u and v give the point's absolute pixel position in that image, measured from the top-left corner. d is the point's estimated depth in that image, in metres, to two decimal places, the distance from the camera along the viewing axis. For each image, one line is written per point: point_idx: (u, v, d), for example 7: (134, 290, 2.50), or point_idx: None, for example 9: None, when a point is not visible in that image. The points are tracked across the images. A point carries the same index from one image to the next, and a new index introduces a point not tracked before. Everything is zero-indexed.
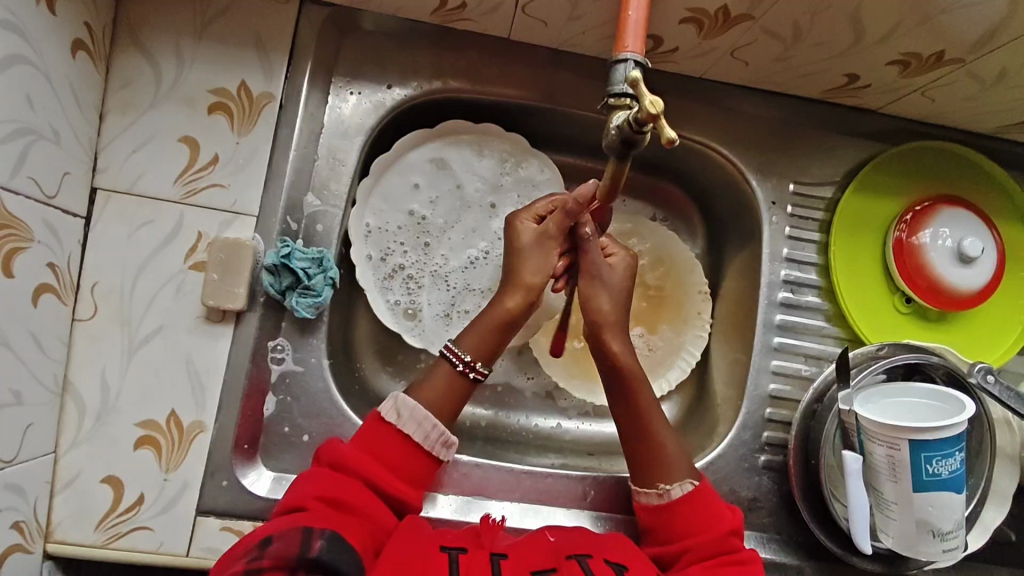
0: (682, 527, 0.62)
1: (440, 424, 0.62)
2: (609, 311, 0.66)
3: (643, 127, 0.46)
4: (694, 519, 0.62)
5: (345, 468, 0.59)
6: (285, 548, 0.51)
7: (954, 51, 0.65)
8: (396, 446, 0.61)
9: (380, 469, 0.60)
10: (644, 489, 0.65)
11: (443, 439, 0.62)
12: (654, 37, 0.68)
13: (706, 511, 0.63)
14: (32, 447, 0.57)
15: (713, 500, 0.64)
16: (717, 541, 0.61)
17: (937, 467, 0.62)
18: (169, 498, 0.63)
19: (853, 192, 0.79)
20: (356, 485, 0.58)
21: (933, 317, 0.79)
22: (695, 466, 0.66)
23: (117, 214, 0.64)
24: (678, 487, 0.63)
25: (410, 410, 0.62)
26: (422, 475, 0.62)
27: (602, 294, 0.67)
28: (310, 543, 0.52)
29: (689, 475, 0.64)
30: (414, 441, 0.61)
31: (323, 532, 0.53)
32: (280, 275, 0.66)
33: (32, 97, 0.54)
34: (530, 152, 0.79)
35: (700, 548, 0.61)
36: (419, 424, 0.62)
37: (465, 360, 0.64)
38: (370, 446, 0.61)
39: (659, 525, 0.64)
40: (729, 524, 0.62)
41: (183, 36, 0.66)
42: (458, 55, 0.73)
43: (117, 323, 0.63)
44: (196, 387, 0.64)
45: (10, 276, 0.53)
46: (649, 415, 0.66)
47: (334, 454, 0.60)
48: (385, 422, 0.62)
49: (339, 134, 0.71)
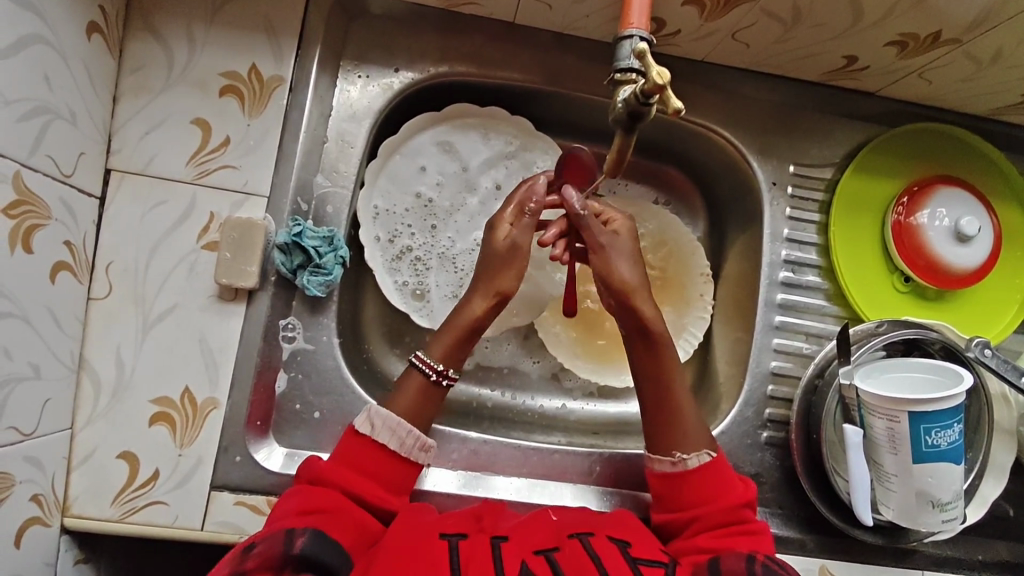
0: (690, 498, 0.64)
1: (415, 431, 0.63)
2: (629, 280, 0.65)
3: (649, 99, 0.48)
4: (704, 490, 0.63)
5: (324, 481, 0.60)
6: (270, 548, 0.52)
7: (949, 31, 0.67)
8: (375, 457, 0.62)
9: (361, 479, 0.61)
10: (659, 457, 0.66)
11: (420, 444, 0.63)
12: (657, 19, 0.69)
13: (716, 481, 0.64)
14: (50, 422, 0.58)
15: (726, 471, 0.65)
16: (728, 511, 0.62)
17: (936, 438, 0.64)
18: (184, 473, 0.64)
19: (853, 174, 0.80)
20: (337, 494, 0.59)
21: (931, 295, 0.81)
22: (712, 437, 0.67)
23: (130, 195, 0.65)
24: (694, 457, 0.64)
25: (383, 419, 0.62)
26: (403, 481, 0.63)
27: (615, 263, 0.65)
28: (293, 540, 0.53)
29: (707, 446, 0.65)
30: (391, 450, 0.62)
31: (304, 530, 0.54)
32: (291, 254, 0.68)
33: (50, 77, 0.55)
34: (535, 135, 0.80)
35: (709, 518, 0.62)
36: (394, 432, 0.62)
37: (437, 370, 0.65)
38: (349, 459, 0.62)
39: (664, 498, 0.65)
40: (741, 497, 0.63)
41: (194, 21, 0.67)
42: (465, 39, 0.74)
43: (131, 301, 0.64)
44: (210, 364, 0.65)
45: (30, 252, 0.54)
46: (676, 382, 0.67)
47: (311, 471, 0.61)
48: (362, 436, 0.62)
49: (348, 117, 0.72)
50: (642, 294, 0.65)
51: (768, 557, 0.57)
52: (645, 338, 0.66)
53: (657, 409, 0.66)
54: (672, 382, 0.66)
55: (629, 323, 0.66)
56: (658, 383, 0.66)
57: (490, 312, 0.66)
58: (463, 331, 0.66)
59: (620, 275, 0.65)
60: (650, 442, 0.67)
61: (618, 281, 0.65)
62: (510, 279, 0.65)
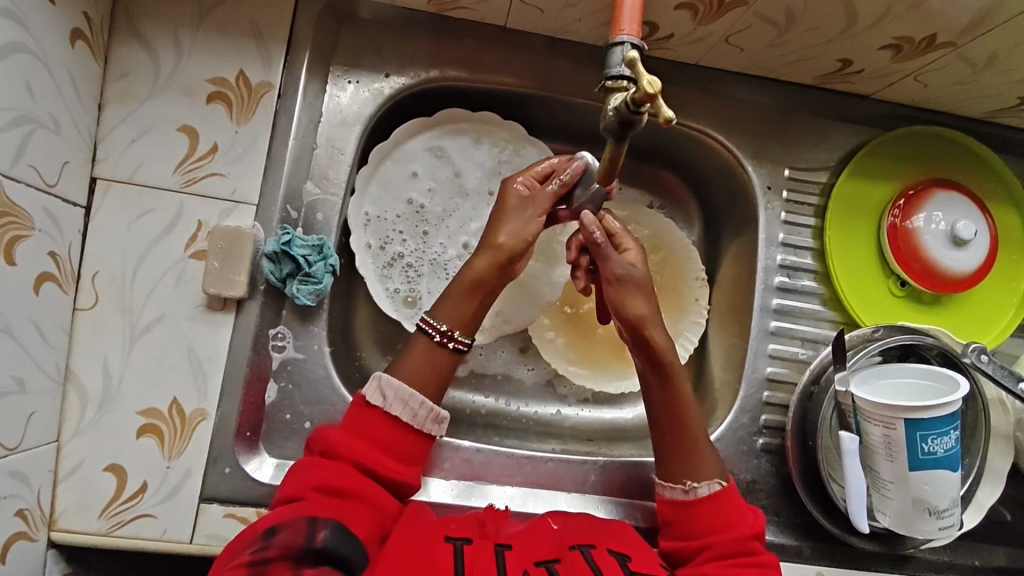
0: (702, 525, 0.63)
1: (425, 401, 0.61)
2: (644, 313, 0.63)
3: (640, 108, 0.47)
4: (716, 519, 0.63)
5: (336, 454, 0.59)
6: (291, 538, 0.51)
7: (945, 35, 0.66)
8: (386, 427, 0.60)
9: (373, 451, 0.59)
10: (670, 483, 0.65)
11: (432, 415, 0.61)
12: (650, 23, 0.68)
13: (726, 511, 0.63)
14: (35, 435, 0.57)
15: (737, 501, 0.64)
16: (738, 542, 0.61)
17: (932, 445, 0.63)
18: (173, 486, 0.63)
19: (849, 177, 0.80)
20: (350, 470, 0.58)
21: (927, 300, 0.80)
22: (724, 467, 0.66)
23: (116, 204, 0.64)
24: (706, 486, 0.63)
25: (394, 391, 0.60)
26: (415, 453, 0.61)
27: (633, 296, 0.63)
28: (314, 533, 0.52)
29: (718, 475, 0.65)
30: (401, 420, 0.60)
31: (326, 522, 0.53)
32: (280, 262, 0.67)
33: (32, 85, 0.54)
34: (528, 140, 0.79)
35: (721, 548, 0.61)
36: (405, 404, 0.60)
37: (441, 331, 0.62)
38: (359, 428, 0.60)
39: (675, 524, 0.64)
40: (751, 527, 0.62)
41: (180, 26, 0.66)
42: (456, 43, 0.73)
43: (118, 312, 0.63)
44: (198, 375, 0.64)
45: (12, 264, 0.53)
46: (691, 421, 0.66)
47: (324, 444, 0.59)
48: (370, 405, 0.60)
49: (338, 123, 0.71)
50: (654, 326, 0.64)
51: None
52: (657, 370, 0.65)
53: (671, 442, 0.65)
54: (688, 419, 0.65)
55: (644, 354, 0.65)
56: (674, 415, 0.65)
57: (492, 267, 0.62)
58: (468, 289, 0.63)
59: (633, 310, 0.63)
60: (661, 470, 0.66)
61: (633, 316, 0.63)
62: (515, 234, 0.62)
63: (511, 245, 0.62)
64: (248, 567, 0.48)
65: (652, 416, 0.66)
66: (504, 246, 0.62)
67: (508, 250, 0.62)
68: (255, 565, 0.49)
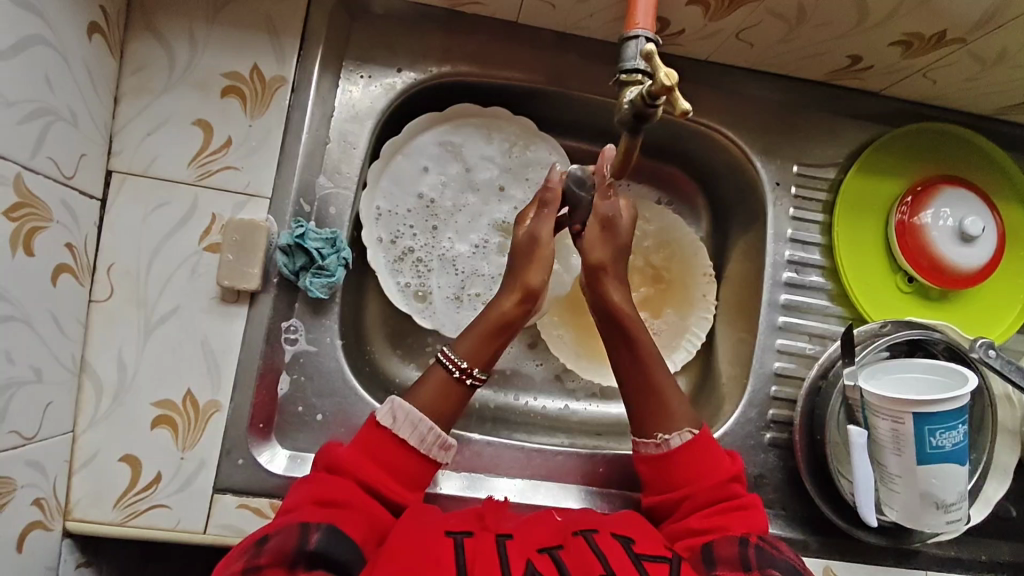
0: (679, 476, 0.63)
1: (434, 428, 0.62)
2: (601, 259, 0.64)
3: (656, 101, 0.48)
4: (692, 469, 0.63)
5: (339, 469, 0.59)
6: (283, 543, 0.51)
7: (955, 31, 0.66)
8: (395, 451, 0.61)
9: (380, 473, 0.60)
10: (643, 439, 0.65)
11: (440, 442, 0.62)
12: (661, 19, 0.68)
13: (705, 460, 0.64)
14: (52, 425, 0.58)
15: (713, 446, 0.65)
16: (716, 488, 0.62)
17: (940, 439, 0.64)
18: (186, 477, 0.63)
19: (857, 173, 0.80)
20: (352, 485, 0.58)
21: (934, 296, 0.81)
22: (697, 416, 0.66)
23: (131, 197, 0.64)
24: (677, 436, 0.64)
25: (405, 414, 0.61)
26: (421, 476, 0.62)
27: (596, 241, 0.65)
28: (307, 536, 0.52)
29: (689, 424, 0.65)
30: (411, 446, 0.61)
31: (319, 525, 0.54)
32: (293, 255, 0.67)
33: (50, 78, 0.54)
34: (538, 135, 0.80)
35: (701, 496, 0.62)
36: (416, 428, 0.61)
37: (460, 366, 0.64)
38: (367, 450, 0.60)
39: (654, 478, 0.65)
40: (728, 472, 0.63)
41: (195, 20, 0.66)
42: (468, 38, 0.74)
43: (133, 304, 0.64)
44: (212, 367, 0.65)
45: (31, 255, 0.53)
46: (654, 367, 0.66)
47: (329, 459, 0.60)
48: (381, 427, 0.61)
49: (350, 117, 0.72)
50: (609, 274, 0.65)
51: (761, 542, 0.57)
52: (616, 323, 0.66)
53: (639, 395, 0.66)
54: (652, 368, 0.66)
55: (602, 307, 0.66)
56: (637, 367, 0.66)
57: (517, 307, 0.65)
58: (491, 330, 0.65)
59: (594, 256, 0.65)
60: (635, 427, 0.66)
61: (592, 261, 0.65)
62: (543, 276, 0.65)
63: (536, 284, 0.64)
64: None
65: (622, 380, 0.67)
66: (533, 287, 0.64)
67: (532, 288, 0.65)
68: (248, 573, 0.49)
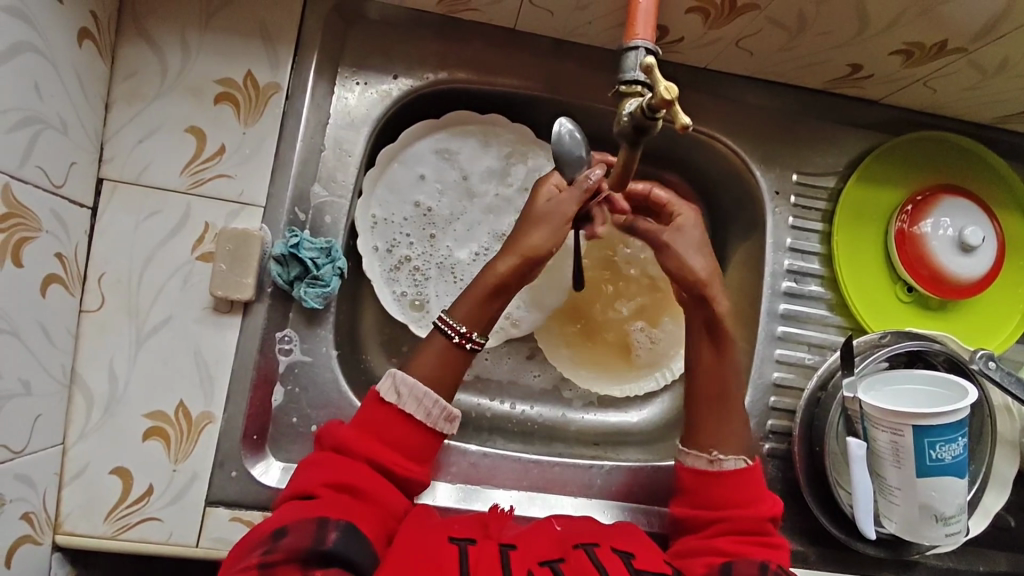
0: (720, 498, 0.63)
1: (439, 399, 0.60)
2: (704, 272, 0.64)
3: (656, 113, 0.47)
4: (735, 493, 0.62)
5: (345, 449, 0.58)
6: (298, 542, 0.50)
7: (956, 41, 0.66)
8: (399, 425, 0.59)
9: (387, 450, 0.58)
10: (694, 452, 0.64)
11: (445, 413, 0.60)
12: (661, 27, 0.68)
13: (749, 487, 0.63)
14: (41, 438, 0.57)
15: (760, 481, 0.64)
16: (753, 519, 0.61)
17: (940, 452, 0.63)
18: (178, 489, 0.63)
19: (856, 182, 0.80)
20: (357, 466, 0.57)
21: (934, 305, 0.80)
22: (751, 445, 0.66)
23: (122, 205, 0.63)
24: (732, 460, 0.63)
25: (409, 388, 0.59)
26: (425, 451, 0.60)
27: (691, 254, 0.65)
28: (324, 534, 0.51)
29: (744, 453, 0.64)
30: (415, 418, 0.59)
31: (336, 523, 0.52)
32: (287, 265, 0.67)
33: (40, 85, 0.53)
34: (536, 143, 0.79)
35: (733, 522, 0.61)
36: (419, 402, 0.59)
37: (459, 332, 0.61)
38: (374, 428, 0.59)
39: (693, 493, 0.64)
40: (770, 510, 0.62)
41: (188, 27, 0.65)
42: (465, 45, 0.73)
43: (124, 314, 0.63)
44: (205, 378, 0.64)
45: (20, 265, 0.52)
46: (731, 396, 0.65)
47: (336, 438, 0.58)
48: (386, 403, 0.59)
49: (346, 125, 0.71)
50: (716, 285, 0.65)
51: (782, 574, 0.56)
52: (712, 332, 0.66)
53: (703, 411, 0.65)
54: (727, 380, 0.66)
55: (699, 316, 0.66)
56: (721, 381, 0.65)
57: (515, 271, 0.61)
58: (491, 289, 0.62)
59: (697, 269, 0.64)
60: (687, 437, 0.66)
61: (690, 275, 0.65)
62: (549, 238, 0.61)
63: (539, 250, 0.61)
64: (255, 570, 0.48)
65: (690, 371, 0.67)
66: (537, 249, 0.61)
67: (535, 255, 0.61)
68: (262, 569, 0.48)
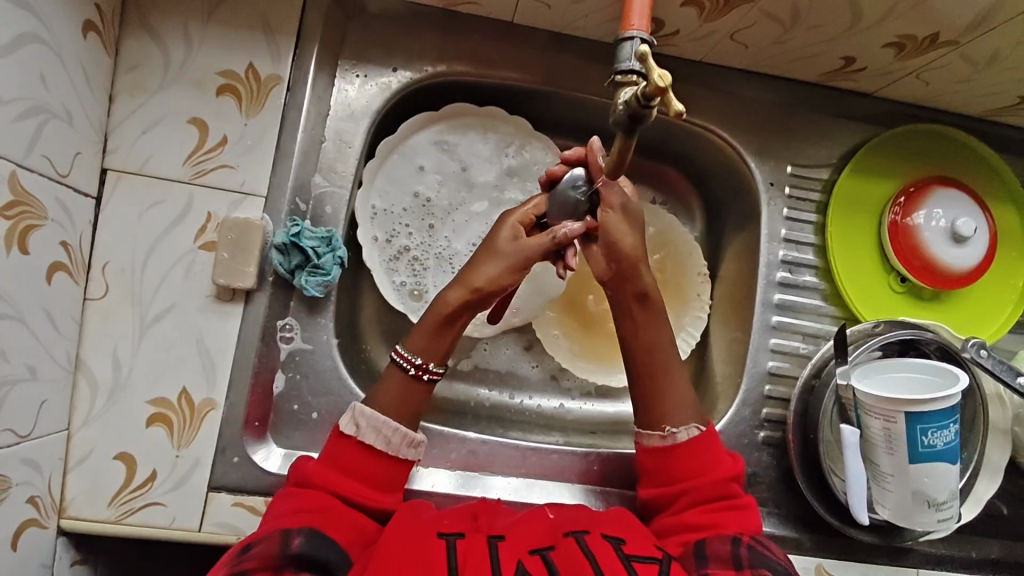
0: (682, 473, 0.64)
1: (400, 428, 0.61)
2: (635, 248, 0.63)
3: (650, 102, 0.47)
4: (691, 464, 0.64)
5: (311, 483, 0.59)
6: (268, 549, 0.52)
7: (948, 33, 0.67)
8: (360, 457, 0.60)
9: (351, 481, 0.59)
10: (648, 431, 0.65)
11: (408, 440, 0.61)
12: (656, 20, 0.69)
13: (705, 456, 0.64)
14: (46, 424, 0.58)
15: (717, 446, 0.65)
16: (718, 484, 0.62)
17: (932, 439, 0.64)
18: (181, 475, 0.63)
19: (850, 175, 0.81)
20: (325, 496, 0.58)
21: (927, 295, 0.81)
22: (702, 412, 0.66)
23: (126, 195, 0.64)
24: (684, 430, 0.64)
25: (367, 419, 0.60)
26: (391, 479, 0.61)
27: (620, 226, 0.62)
28: (290, 539, 0.52)
29: (695, 420, 0.65)
30: (376, 449, 0.60)
31: (301, 530, 0.54)
32: (289, 254, 0.68)
33: (46, 76, 0.54)
34: (534, 135, 0.80)
35: (698, 492, 0.62)
36: (379, 432, 0.60)
37: (414, 363, 0.62)
38: (337, 461, 0.60)
39: (655, 472, 0.65)
40: (729, 470, 0.64)
41: (191, 19, 0.66)
42: (464, 39, 0.74)
43: (128, 302, 0.64)
44: (207, 365, 0.65)
45: (26, 253, 0.53)
46: (665, 358, 0.66)
47: (301, 473, 0.59)
48: (346, 436, 0.60)
49: (346, 117, 0.72)
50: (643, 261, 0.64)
51: (754, 543, 0.57)
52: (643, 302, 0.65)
53: (642, 391, 0.66)
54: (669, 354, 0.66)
55: (628, 290, 0.65)
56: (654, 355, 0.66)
57: (466, 303, 0.62)
58: (441, 322, 0.63)
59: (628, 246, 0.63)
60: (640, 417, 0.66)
61: (622, 248, 0.63)
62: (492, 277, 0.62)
63: (489, 287, 0.62)
64: None
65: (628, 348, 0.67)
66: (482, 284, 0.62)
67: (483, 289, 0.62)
68: None
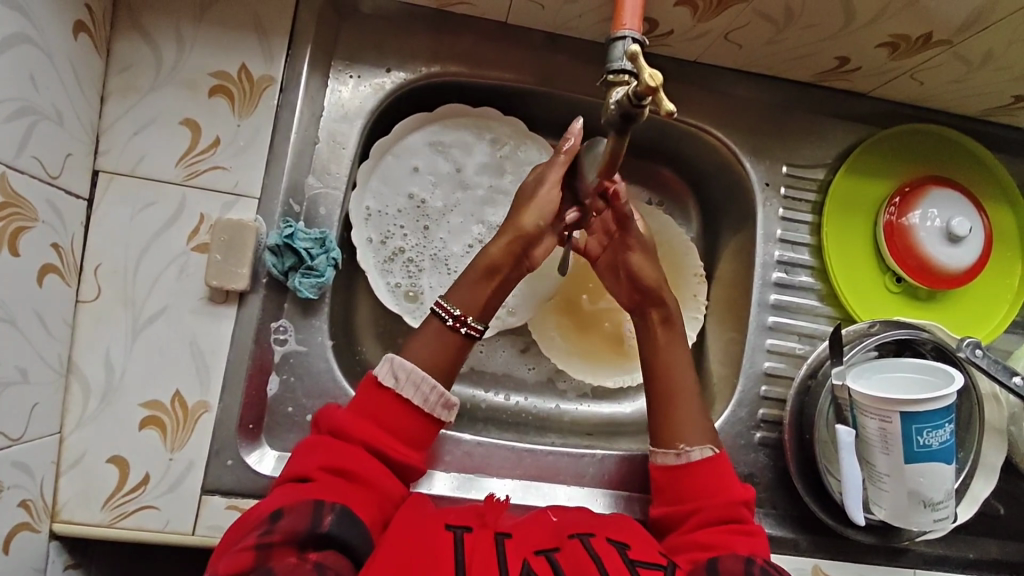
0: (692, 493, 0.63)
1: (436, 385, 0.60)
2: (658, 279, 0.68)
3: (643, 100, 0.47)
4: (703, 484, 0.63)
5: (344, 434, 0.59)
6: (296, 523, 0.51)
7: (940, 33, 0.67)
8: (395, 409, 0.60)
9: (383, 434, 0.59)
10: (662, 450, 0.66)
11: (443, 400, 0.61)
12: (650, 20, 0.69)
13: (717, 478, 0.64)
14: (38, 426, 0.58)
15: (727, 470, 0.65)
16: (728, 507, 0.62)
17: (927, 438, 0.64)
18: (174, 478, 0.63)
19: (845, 175, 0.81)
20: (356, 450, 0.58)
21: (923, 295, 0.81)
22: (713, 432, 0.67)
23: (118, 196, 0.64)
24: (698, 450, 0.64)
25: (406, 372, 0.60)
26: (421, 439, 0.61)
27: (648, 262, 0.69)
28: (321, 518, 0.52)
29: (709, 441, 0.65)
30: (412, 404, 0.60)
31: (333, 506, 0.53)
32: (282, 255, 0.67)
33: (36, 76, 0.54)
34: (529, 135, 0.80)
35: (712, 512, 0.62)
36: (417, 387, 0.60)
37: (454, 315, 0.62)
38: (370, 412, 0.60)
39: (666, 491, 0.65)
40: (741, 495, 0.63)
41: (182, 20, 0.66)
42: (459, 39, 0.74)
43: (120, 304, 0.63)
44: (200, 367, 0.65)
45: (17, 255, 0.53)
46: (679, 377, 0.67)
47: (333, 421, 0.59)
48: (382, 387, 0.60)
49: (339, 117, 0.72)
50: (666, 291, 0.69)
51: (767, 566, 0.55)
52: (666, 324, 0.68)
53: (659, 404, 0.67)
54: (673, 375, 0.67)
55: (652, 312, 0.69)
56: (669, 376, 0.67)
57: (508, 254, 0.63)
58: (483, 274, 0.63)
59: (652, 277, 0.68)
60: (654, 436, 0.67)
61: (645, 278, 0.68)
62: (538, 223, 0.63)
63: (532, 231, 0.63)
64: (254, 551, 0.49)
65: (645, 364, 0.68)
66: (529, 228, 0.63)
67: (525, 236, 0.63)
68: (260, 550, 0.49)
